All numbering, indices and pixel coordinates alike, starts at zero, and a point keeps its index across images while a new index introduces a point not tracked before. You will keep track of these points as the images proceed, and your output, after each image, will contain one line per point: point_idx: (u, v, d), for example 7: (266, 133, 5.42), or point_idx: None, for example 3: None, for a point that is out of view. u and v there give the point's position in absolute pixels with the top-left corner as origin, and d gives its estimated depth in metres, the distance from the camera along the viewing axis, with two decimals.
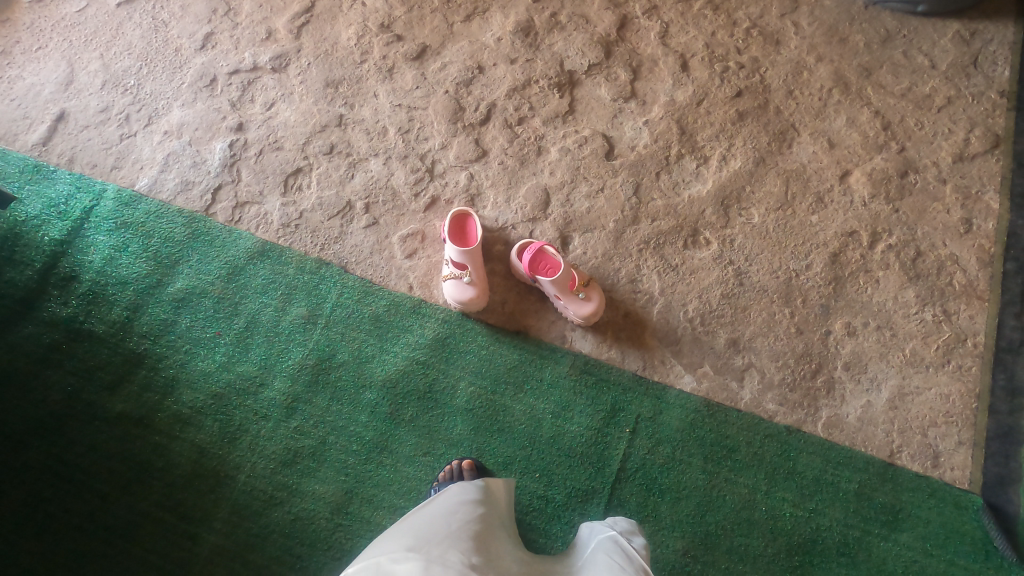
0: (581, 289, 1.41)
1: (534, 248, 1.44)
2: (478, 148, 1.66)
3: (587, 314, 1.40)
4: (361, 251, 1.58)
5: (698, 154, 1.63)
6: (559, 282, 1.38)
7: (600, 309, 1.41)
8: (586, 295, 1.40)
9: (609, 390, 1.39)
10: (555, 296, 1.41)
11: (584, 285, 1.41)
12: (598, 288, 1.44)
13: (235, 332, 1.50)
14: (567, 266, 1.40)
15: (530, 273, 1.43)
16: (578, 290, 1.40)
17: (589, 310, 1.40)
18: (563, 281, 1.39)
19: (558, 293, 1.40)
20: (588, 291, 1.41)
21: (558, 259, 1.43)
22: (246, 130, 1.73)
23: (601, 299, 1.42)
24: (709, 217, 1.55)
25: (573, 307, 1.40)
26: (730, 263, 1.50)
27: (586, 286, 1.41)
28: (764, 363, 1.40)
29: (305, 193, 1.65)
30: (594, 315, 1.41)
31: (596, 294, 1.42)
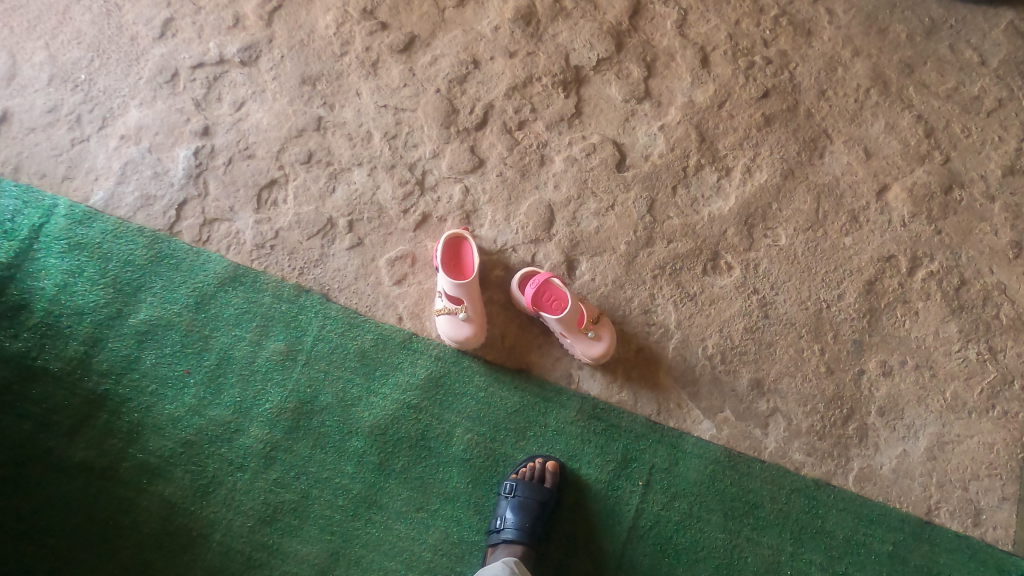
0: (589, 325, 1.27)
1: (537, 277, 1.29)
2: (473, 157, 1.49)
3: (596, 354, 1.27)
4: (344, 276, 1.42)
5: (719, 165, 1.46)
6: (566, 319, 1.24)
7: (611, 349, 1.27)
8: (595, 332, 1.27)
9: (620, 438, 1.27)
10: (561, 333, 1.27)
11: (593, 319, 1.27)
12: (609, 323, 1.30)
13: (206, 370, 1.35)
14: (576, 301, 1.26)
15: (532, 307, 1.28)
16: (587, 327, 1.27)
17: (598, 350, 1.26)
18: (570, 318, 1.24)
19: (564, 330, 1.26)
20: (598, 327, 1.28)
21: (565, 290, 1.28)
22: (213, 135, 1.53)
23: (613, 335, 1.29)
24: (731, 239, 1.40)
25: (582, 347, 1.27)
26: (753, 292, 1.36)
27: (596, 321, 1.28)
28: (791, 408, 1.27)
29: (280, 209, 1.48)
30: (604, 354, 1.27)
31: (606, 331, 1.28)
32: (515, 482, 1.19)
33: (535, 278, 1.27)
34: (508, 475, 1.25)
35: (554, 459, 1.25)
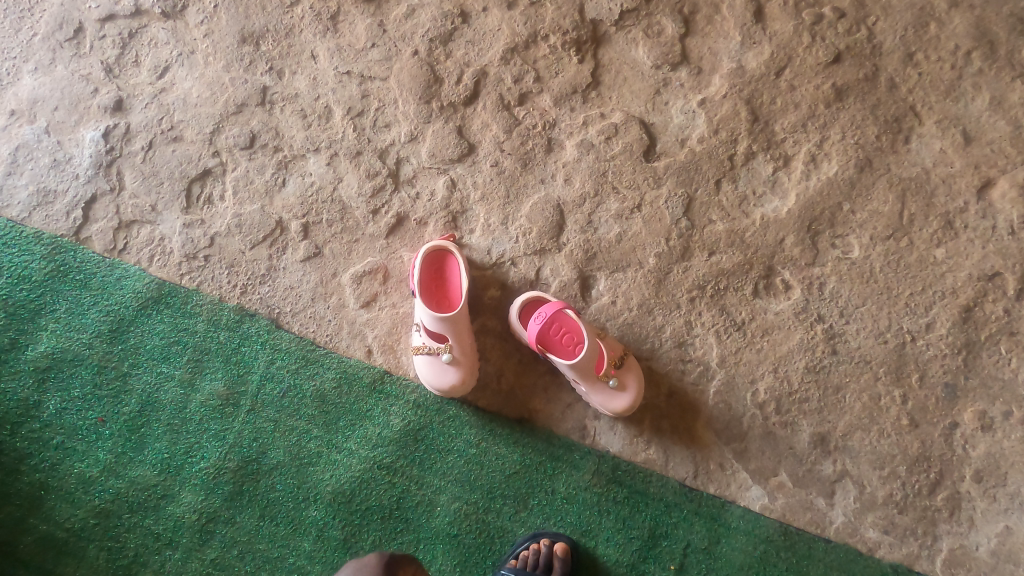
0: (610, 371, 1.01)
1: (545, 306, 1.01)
2: (461, 142, 1.16)
3: (618, 406, 1.01)
4: (298, 296, 1.13)
5: (776, 152, 1.14)
6: (581, 365, 0.98)
7: (638, 399, 1.01)
8: (616, 378, 1.01)
9: (646, 508, 1.01)
10: (575, 381, 1.01)
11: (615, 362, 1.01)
12: (636, 367, 1.04)
13: (125, 419, 1.07)
14: (595, 342, 1.00)
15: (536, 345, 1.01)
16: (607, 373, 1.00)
17: (622, 404, 1.00)
18: (586, 363, 0.98)
19: (579, 378, 1.00)
20: (621, 371, 1.02)
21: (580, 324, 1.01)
22: (129, 111, 1.20)
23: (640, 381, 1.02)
24: (790, 251, 1.10)
25: (600, 397, 1.01)
26: (817, 320, 1.07)
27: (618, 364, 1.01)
28: (862, 472, 1.01)
29: (216, 208, 1.16)
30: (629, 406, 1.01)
31: (631, 376, 1.02)
32: None
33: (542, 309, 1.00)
34: (504, 558, 0.99)
35: (563, 537, 0.99)
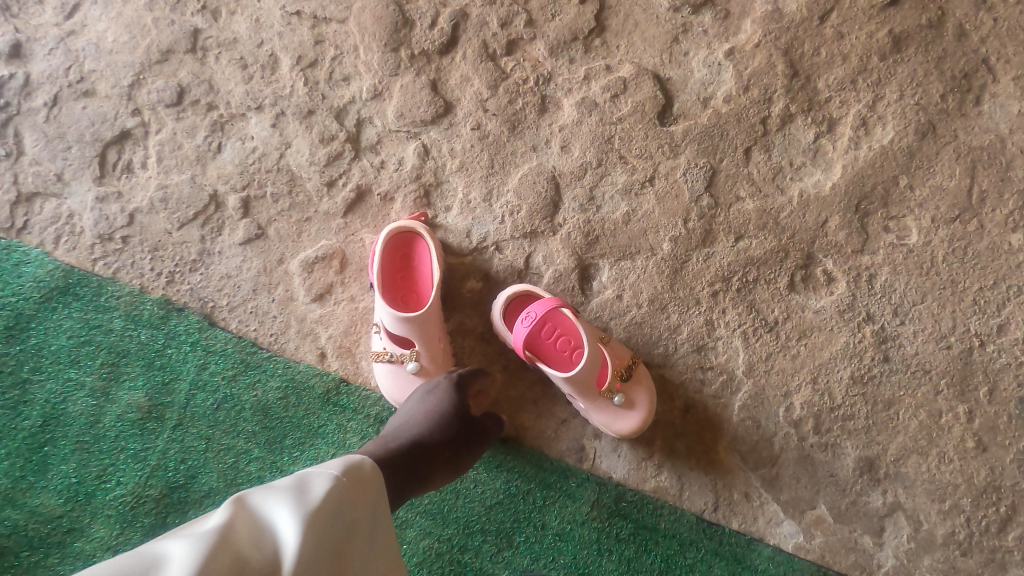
0: (616, 383, 0.84)
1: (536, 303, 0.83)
2: (435, 99, 0.95)
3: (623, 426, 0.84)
4: (236, 287, 0.93)
5: (819, 114, 0.93)
6: (579, 377, 0.81)
7: (649, 418, 0.84)
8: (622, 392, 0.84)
9: (657, 547, 0.84)
10: (571, 397, 0.84)
11: (621, 373, 0.84)
12: (646, 379, 0.86)
13: (24, 436, 0.88)
14: (597, 353, 0.82)
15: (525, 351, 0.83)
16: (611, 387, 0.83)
17: (627, 426, 0.83)
18: (586, 375, 0.81)
19: (576, 394, 0.83)
20: (629, 384, 0.84)
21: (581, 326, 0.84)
22: (29, 58, 0.98)
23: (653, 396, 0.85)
24: (834, 235, 0.90)
25: (602, 416, 0.84)
26: (866, 321, 0.88)
27: (626, 376, 0.84)
28: (918, 505, 0.83)
29: (136, 178, 0.95)
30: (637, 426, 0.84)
31: (641, 390, 0.85)
32: None
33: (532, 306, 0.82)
34: None
35: None
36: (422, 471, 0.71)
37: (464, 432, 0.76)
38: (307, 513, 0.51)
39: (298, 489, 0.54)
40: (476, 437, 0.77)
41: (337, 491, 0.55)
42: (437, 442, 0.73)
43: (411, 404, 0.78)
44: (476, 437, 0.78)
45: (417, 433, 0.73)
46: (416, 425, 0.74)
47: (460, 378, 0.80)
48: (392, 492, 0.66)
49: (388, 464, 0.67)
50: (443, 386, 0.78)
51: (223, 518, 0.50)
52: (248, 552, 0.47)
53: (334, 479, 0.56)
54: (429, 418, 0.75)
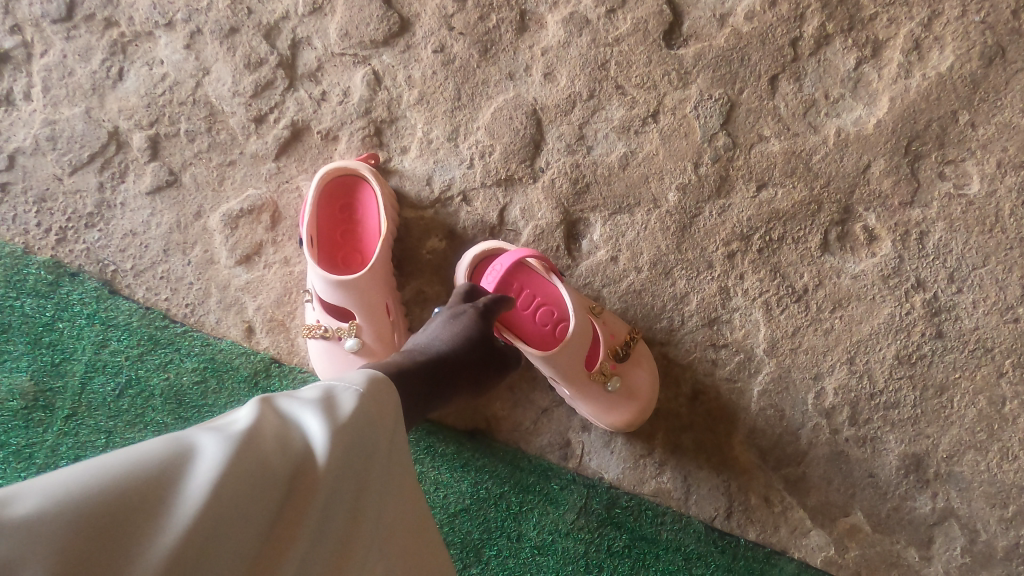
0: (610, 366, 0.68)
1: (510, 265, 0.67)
2: (389, 14, 0.77)
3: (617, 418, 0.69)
4: (143, 247, 0.75)
5: (862, 34, 0.76)
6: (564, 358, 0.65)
7: (649, 408, 0.69)
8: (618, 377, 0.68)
9: (657, 562, 0.69)
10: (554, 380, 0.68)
11: (616, 353, 0.68)
12: (647, 359, 0.70)
13: None
14: (586, 327, 0.66)
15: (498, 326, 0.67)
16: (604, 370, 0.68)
17: (622, 417, 0.68)
18: (572, 356, 0.65)
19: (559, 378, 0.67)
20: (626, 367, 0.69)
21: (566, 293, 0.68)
22: None
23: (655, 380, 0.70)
24: (878, 183, 0.74)
25: (593, 406, 0.68)
26: (915, 288, 0.72)
27: (621, 356, 0.69)
28: (974, 511, 0.68)
29: (18, 111, 0.77)
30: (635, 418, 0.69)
31: (640, 374, 0.70)
32: None
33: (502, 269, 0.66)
34: None
35: None
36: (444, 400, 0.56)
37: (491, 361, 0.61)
38: (337, 429, 0.39)
39: (329, 397, 0.41)
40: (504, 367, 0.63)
41: (375, 407, 0.43)
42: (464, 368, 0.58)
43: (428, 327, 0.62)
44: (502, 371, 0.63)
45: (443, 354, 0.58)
46: (441, 343, 0.59)
47: (488, 310, 0.62)
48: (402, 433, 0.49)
49: (411, 386, 0.52)
50: (469, 313, 0.62)
51: (238, 419, 0.38)
52: (267, 466, 0.36)
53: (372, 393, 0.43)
54: (456, 339, 0.59)
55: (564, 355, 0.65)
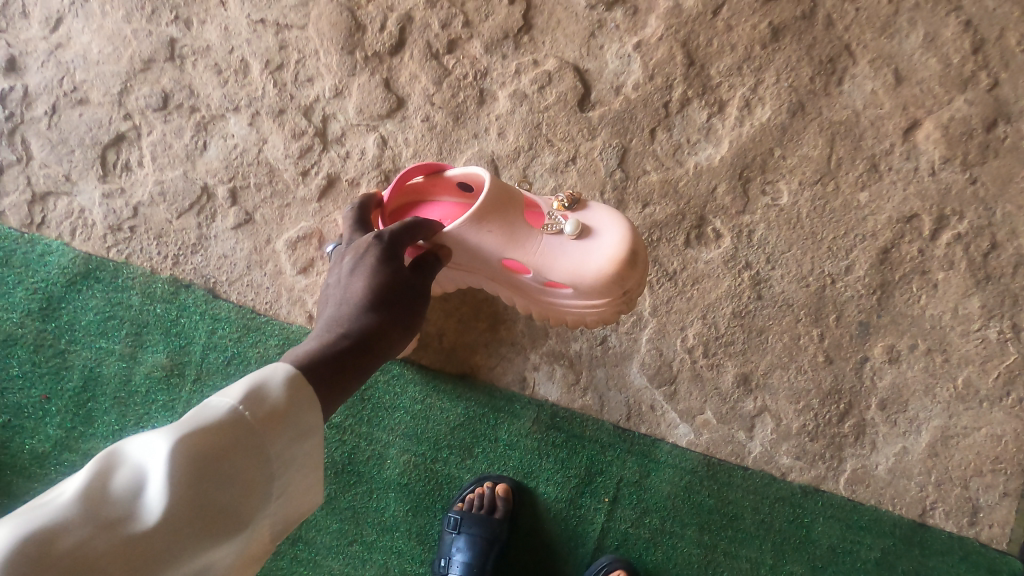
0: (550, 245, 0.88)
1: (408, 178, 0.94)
2: (389, 96, 1.12)
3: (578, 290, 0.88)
4: (233, 265, 1.11)
5: (710, 97, 1.13)
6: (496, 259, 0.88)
7: (621, 246, 0.86)
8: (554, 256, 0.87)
9: (584, 449, 1.08)
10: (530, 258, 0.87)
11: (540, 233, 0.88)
12: (596, 211, 0.90)
13: (70, 396, 1.08)
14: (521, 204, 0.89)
15: (418, 245, 0.89)
16: (542, 251, 0.87)
17: (594, 260, 0.85)
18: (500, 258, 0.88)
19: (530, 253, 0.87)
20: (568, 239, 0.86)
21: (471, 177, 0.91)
22: (24, 71, 1.12)
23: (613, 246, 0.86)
24: (721, 199, 1.12)
25: (553, 293, 0.91)
26: (745, 267, 1.11)
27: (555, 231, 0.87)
28: (780, 406, 1.09)
29: (135, 175, 1.11)
30: (599, 291, 0.87)
31: (593, 237, 0.87)
32: (459, 517, 1.03)
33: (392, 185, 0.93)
34: (449, 508, 1.06)
35: (506, 478, 1.08)
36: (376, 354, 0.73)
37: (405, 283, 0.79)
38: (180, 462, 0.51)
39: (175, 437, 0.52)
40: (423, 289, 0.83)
41: (265, 397, 0.57)
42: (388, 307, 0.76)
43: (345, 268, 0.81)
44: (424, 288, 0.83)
45: (364, 304, 0.75)
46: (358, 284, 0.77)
47: (387, 257, 0.79)
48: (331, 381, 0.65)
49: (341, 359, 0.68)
50: (370, 265, 0.79)
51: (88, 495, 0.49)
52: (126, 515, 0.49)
53: (260, 388, 0.58)
54: (370, 276, 0.77)
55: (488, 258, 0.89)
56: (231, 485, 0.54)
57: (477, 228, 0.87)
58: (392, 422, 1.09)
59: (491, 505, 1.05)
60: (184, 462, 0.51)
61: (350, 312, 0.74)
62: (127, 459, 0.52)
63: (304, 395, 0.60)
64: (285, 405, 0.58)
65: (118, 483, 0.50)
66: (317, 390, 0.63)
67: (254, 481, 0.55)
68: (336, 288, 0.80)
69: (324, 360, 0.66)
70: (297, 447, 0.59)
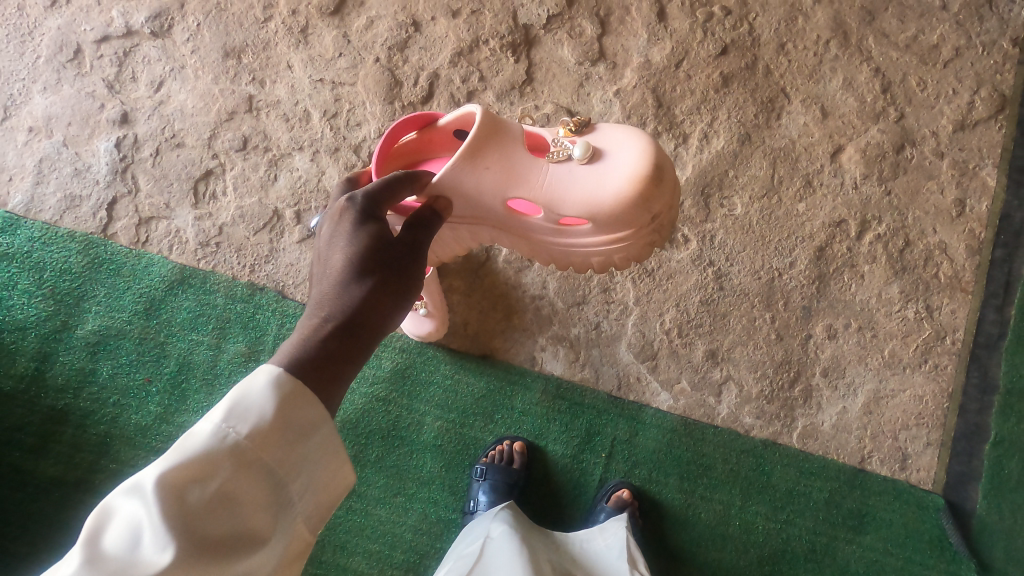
0: (565, 168, 0.90)
1: (398, 131, 0.99)
2: None
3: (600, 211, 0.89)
4: (298, 272, 1.36)
5: (676, 131, 1.42)
6: (510, 191, 0.91)
7: (639, 160, 0.88)
8: (573, 177, 0.89)
9: (584, 414, 1.33)
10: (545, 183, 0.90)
11: (555, 156, 0.90)
12: (598, 133, 0.93)
13: (167, 378, 1.33)
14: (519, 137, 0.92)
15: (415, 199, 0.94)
16: (553, 178, 0.89)
17: (610, 177, 0.88)
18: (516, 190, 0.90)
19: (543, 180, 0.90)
20: (584, 157, 0.89)
21: (467, 117, 0.96)
22: (134, 123, 1.42)
23: (636, 156, 0.89)
24: (688, 211, 1.40)
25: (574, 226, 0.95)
26: (709, 265, 1.38)
27: (569, 152, 0.90)
28: (742, 375, 1.34)
29: (221, 202, 1.39)
30: (621, 209, 0.89)
31: (604, 159, 0.90)
32: (484, 467, 1.26)
33: (381, 142, 0.98)
34: (476, 463, 1.30)
35: (521, 439, 1.32)
36: (366, 333, 0.75)
37: (388, 258, 0.81)
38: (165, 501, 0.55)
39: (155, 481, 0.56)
40: (414, 260, 0.84)
41: (243, 413, 0.60)
42: (371, 281, 0.77)
43: (325, 243, 0.82)
44: (416, 262, 0.84)
45: (346, 281, 0.76)
46: (338, 260, 0.79)
47: (361, 237, 0.80)
48: (315, 368, 0.67)
49: (325, 346, 0.70)
50: (349, 239, 0.80)
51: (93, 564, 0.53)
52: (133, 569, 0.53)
53: (233, 404, 0.60)
54: (349, 248, 0.79)
55: (501, 194, 0.91)
56: (233, 505, 0.57)
57: (480, 167, 0.89)
58: (428, 395, 1.35)
59: (509, 457, 1.29)
60: (173, 498, 0.55)
61: (332, 297, 0.75)
62: (119, 514, 0.56)
63: (282, 400, 0.62)
64: (272, 410, 0.61)
65: (120, 538, 0.55)
66: (308, 387, 0.65)
67: (259, 495, 0.59)
68: (319, 270, 0.81)
69: (308, 350, 0.68)
70: (295, 449, 0.62)
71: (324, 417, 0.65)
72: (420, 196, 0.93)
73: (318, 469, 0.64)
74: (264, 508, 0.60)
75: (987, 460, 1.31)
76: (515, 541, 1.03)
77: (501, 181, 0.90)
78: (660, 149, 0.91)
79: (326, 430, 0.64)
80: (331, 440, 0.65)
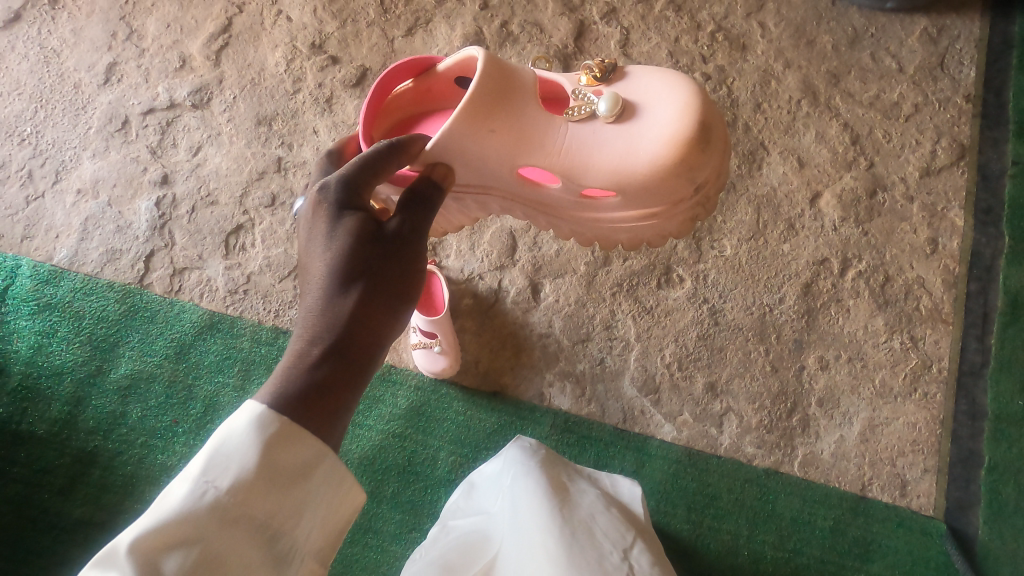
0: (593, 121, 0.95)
1: (391, 78, 1.06)
2: None
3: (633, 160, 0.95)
4: None
5: None
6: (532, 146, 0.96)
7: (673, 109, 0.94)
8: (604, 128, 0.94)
9: (591, 447, 1.39)
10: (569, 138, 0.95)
11: (578, 110, 0.95)
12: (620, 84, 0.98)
13: (194, 419, 1.39)
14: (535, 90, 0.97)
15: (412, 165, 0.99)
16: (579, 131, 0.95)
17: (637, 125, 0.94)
18: (534, 151, 0.96)
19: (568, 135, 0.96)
20: (611, 108, 0.94)
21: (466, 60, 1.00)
22: (173, 183, 1.56)
23: (666, 107, 0.94)
24: (681, 253, 1.51)
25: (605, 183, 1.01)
26: (704, 302, 1.48)
27: (595, 104, 0.95)
28: (742, 406, 1.41)
29: (250, 253, 1.51)
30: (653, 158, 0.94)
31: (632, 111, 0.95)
32: None
33: (372, 92, 1.05)
34: None
35: None
36: (355, 348, 0.80)
37: (370, 282, 0.82)
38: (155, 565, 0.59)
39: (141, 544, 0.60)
40: (409, 264, 0.88)
41: (225, 466, 0.65)
42: (350, 309, 0.80)
43: (307, 245, 0.86)
44: (407, 280, 0.86)
45: (332, 297, 0.80)
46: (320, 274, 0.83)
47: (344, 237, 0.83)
48: (300, 401, 0.72)
49: (309, 369, 0.75)
50: (334, 232, 0.84)
51: None
52: None
53: (214, 457, 0.65)
54: (331, 259, 0.82)
55: (517, 153, 0.97)
56: (219, 564, 0.62)
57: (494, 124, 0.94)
58: (442, 430, 1.41)
59: None
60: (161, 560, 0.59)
61: (317, 315, 0.80)
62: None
63: (267, 444, 0.67)
64: (256, 460, 0.65)
65: None
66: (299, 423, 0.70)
67: (253, 544, 0.64)
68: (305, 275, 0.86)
69: (296, 378, 0.74)
70: (287, 495, 0.67)
71: (313, 464, 0.69)
72: (416, 162, 0.97)
73: (320, 510, 0.69)
74: (264, 558, 0.65)
75: (983, 486, 1.36)
76: (527, 470, 1.02)
77: (524, 136, 0.96)
78: (699, 101, 0.95)
79: (325, 463, 0.70)
80: (331, 474, 0.71)
